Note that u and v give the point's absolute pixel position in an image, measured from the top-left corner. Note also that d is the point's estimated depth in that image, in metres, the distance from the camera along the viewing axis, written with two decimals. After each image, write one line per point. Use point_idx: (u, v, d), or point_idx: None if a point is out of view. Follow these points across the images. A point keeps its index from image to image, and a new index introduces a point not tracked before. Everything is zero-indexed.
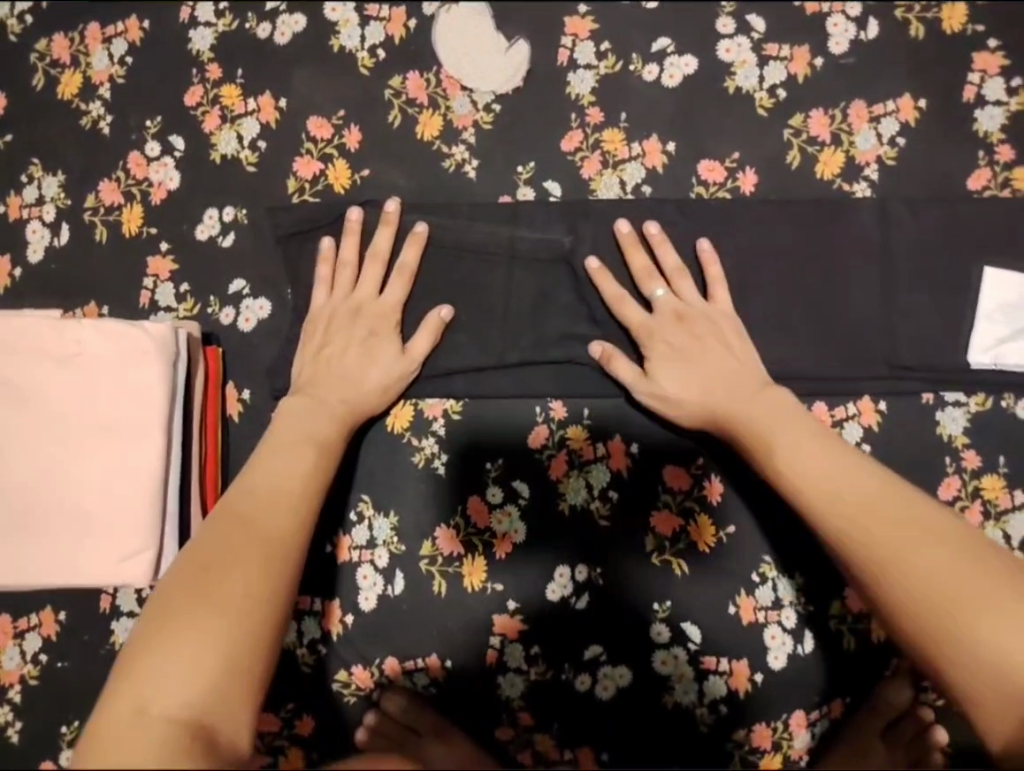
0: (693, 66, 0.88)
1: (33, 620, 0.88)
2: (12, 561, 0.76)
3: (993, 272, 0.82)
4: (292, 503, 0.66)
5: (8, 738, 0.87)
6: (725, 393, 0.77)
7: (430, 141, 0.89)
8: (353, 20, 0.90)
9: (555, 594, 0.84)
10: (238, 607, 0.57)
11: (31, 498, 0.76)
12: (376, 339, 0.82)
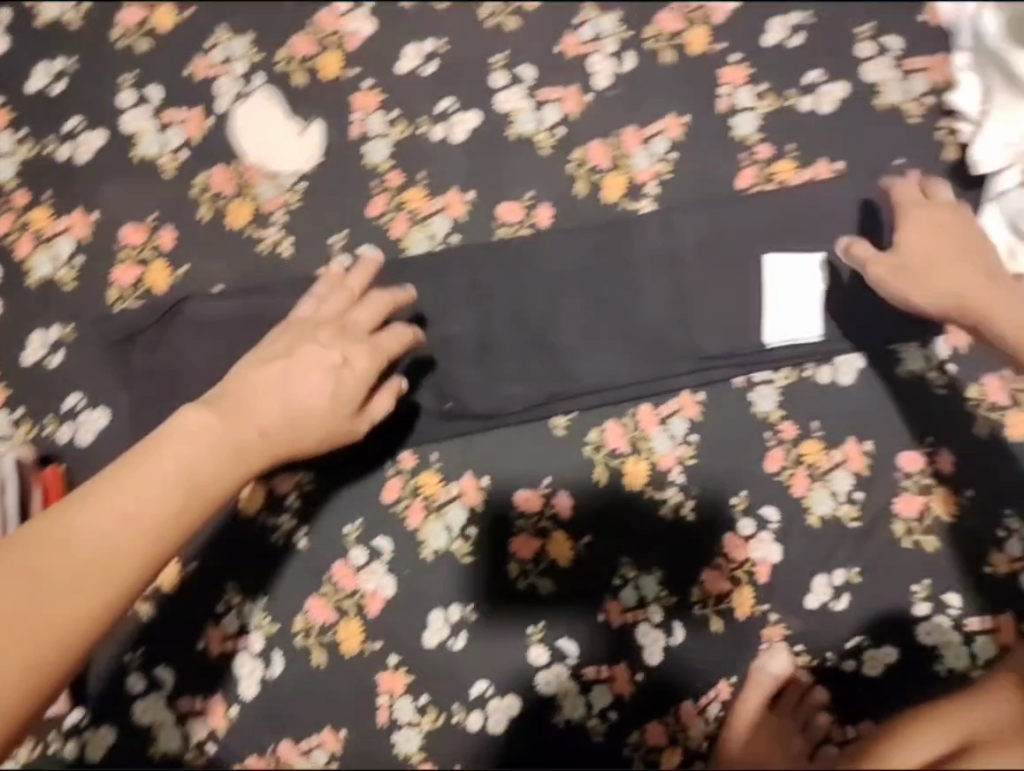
0: (476, 120, 0.95)
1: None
2: None
3: (772, 260, 0.90)
4: (161, 522, 0.67)
5: None
6: (918, 258, 0.81)
7: (242, 229, 0.93)
8: (151, 129, 0.94)
9: (433, 638, 0.87)
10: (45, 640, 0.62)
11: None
12: (347, 367, 0.78)
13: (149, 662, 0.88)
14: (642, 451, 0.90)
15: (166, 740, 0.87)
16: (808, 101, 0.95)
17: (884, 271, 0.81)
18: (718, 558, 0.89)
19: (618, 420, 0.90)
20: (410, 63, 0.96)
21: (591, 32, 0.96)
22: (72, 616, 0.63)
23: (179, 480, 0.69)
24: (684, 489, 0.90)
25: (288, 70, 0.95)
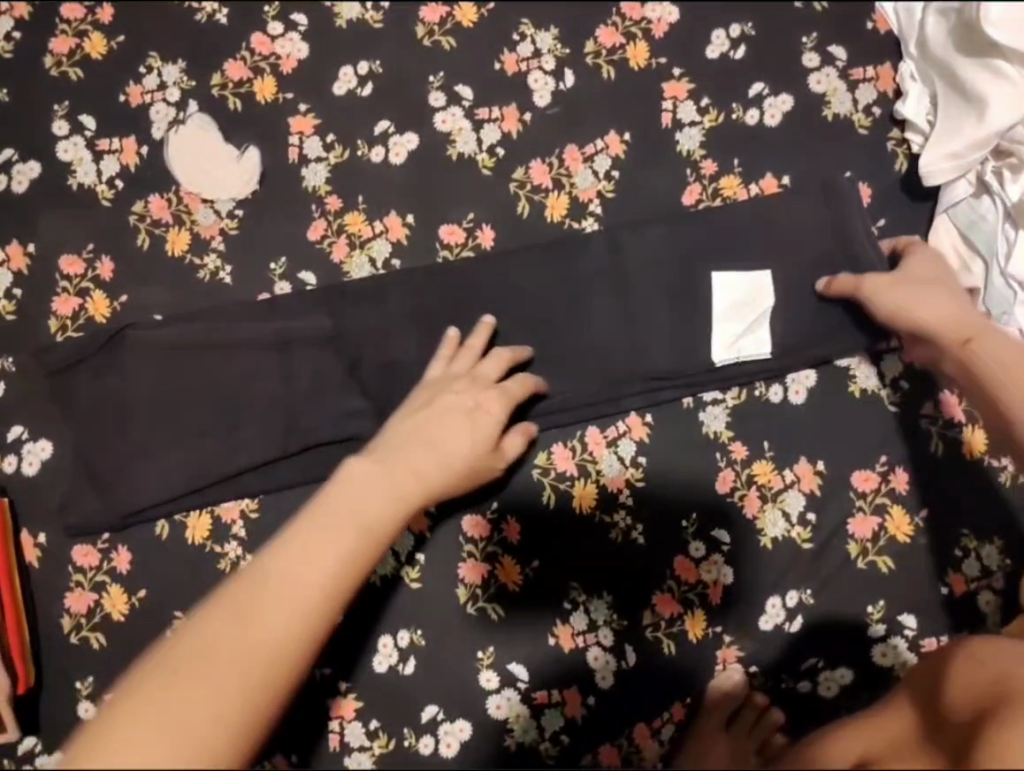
0: (415, 141, 0.94)
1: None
2: None
3: (720, 277, 0.89)
4: (303, 606, 0.55)
5: None
6: (918, 284, 0.84)
7: (181, 256, 0.92)
8: (86, 157, 0.94)
9: (382, 665, 0.87)
10: (238, 707, 0.51)
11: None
12: (484, 413, 0.78)
13: (97, 691, 0.84)
14: (590, 474, 0.89)
15: None
16: (751, 114, 0.94)
17: (884, 287, 0.84)
18: (669, 580, 0.88)
19: (565, 443, 0.90)
20: (347, 84, 0.95)
21: (530, 48, 0.95)
22: (242, 687, 0.51)
23: (338, 567, 0.57)
24: (634, 510, 0.89)
25: (223, 94, 0.95)
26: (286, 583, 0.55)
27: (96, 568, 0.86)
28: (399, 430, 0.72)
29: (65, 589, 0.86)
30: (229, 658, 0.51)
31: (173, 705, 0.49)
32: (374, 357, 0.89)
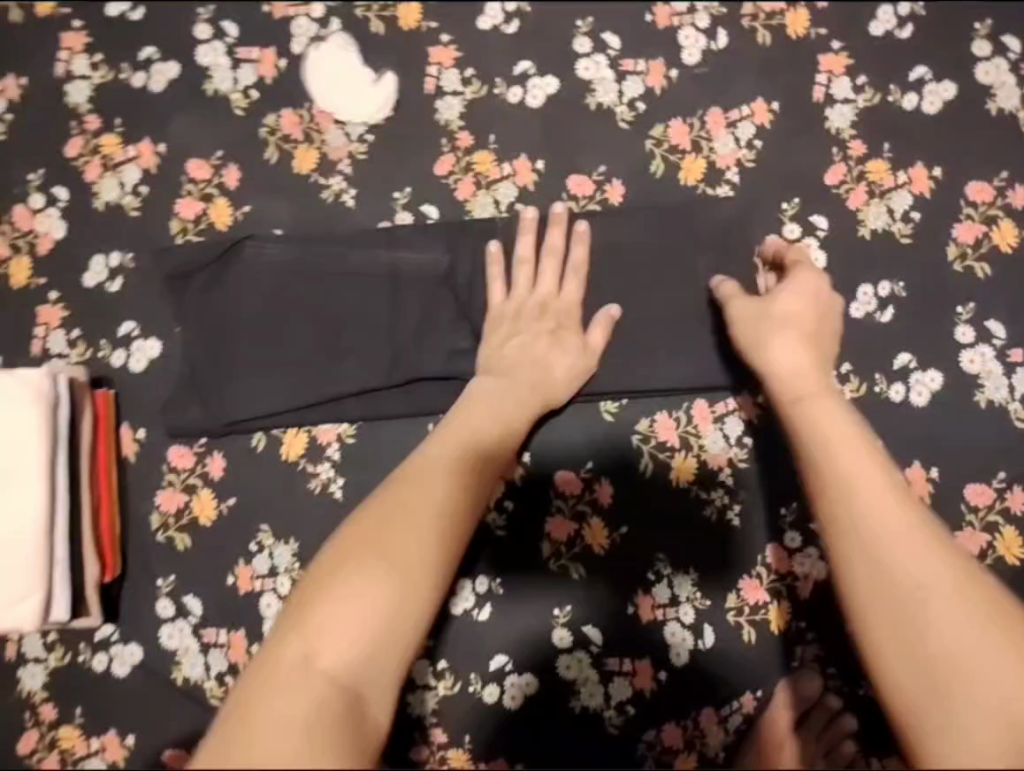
0: (555, 85, 0.91)
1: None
2: None
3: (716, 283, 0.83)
4: (481, 457, 0.71)
5: None
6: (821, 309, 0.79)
7: (307, 175, 0.91)
8: (225, 65, 0.93)
9: (458, 607, 0.86)
10: (390, 605, 0.56)
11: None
12: (548, 324, 0.83)
13: (179, 590, 0.84)
14: (692, 447, 0.86)
15: (187, 668, 0.84)
16: (909, 98, 0.90)
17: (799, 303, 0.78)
18: (759, 566, 0.85)
19: (670, 414, 0.87)
20: (492, 20, 0.92)
21: (685, 3, 0.91)
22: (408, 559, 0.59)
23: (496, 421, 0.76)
24: (732, 492, 0.86)
25: (367, 17, 0.93)
26: (461, 445, 0.71)
27: (190, 471, 0.86)
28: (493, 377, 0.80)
29: (159, 485, 0.86)
30: (367, 564, 0.58)
31: (374, 555, 0.58)
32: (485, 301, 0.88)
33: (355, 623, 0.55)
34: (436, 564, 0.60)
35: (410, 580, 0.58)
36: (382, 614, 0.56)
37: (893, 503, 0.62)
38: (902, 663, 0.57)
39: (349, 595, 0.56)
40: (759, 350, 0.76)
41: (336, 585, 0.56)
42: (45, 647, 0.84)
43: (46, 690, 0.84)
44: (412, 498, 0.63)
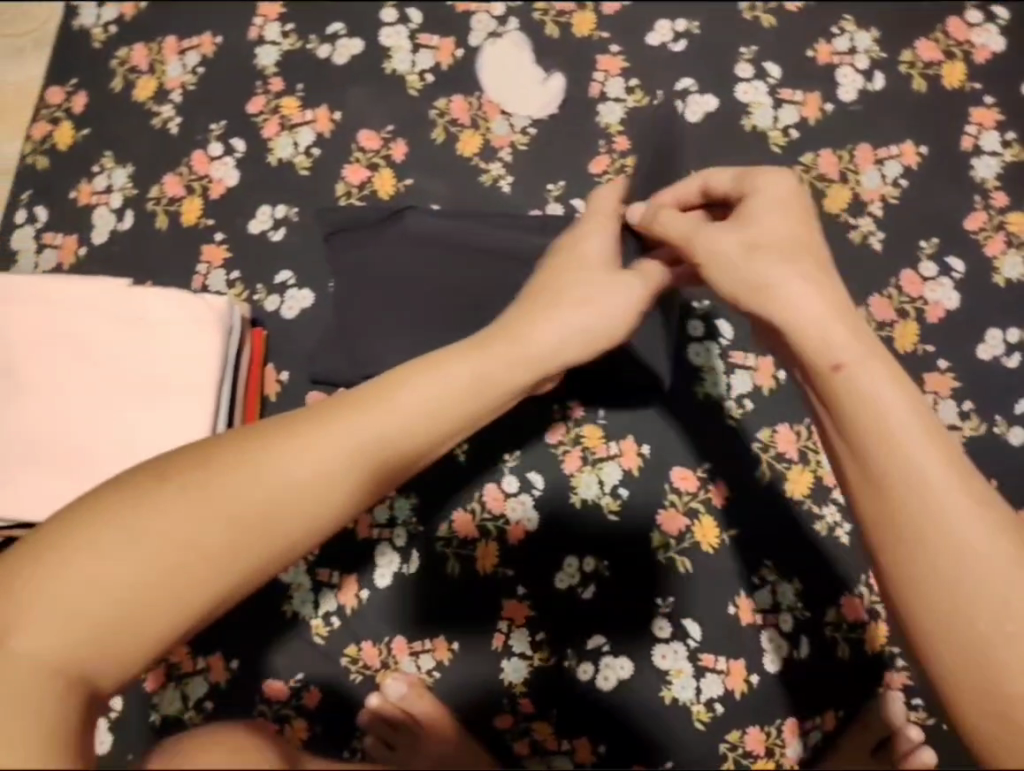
0: (714, 104, 0.96)
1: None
2: (50, 497, 0.76)
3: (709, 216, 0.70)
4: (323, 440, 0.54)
5: None
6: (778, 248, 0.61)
7: (469, 158, 0.97)
8: (405, 47, 0.99)
9: (563, 583, 0.89)
10: (139, 577, 0.48)
11: (68, 443, 0.78)
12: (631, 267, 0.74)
13: None
14: (809, 462, 0.89)
15: (298, 602, 0.90)
16: None
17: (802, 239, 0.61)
18: (862, 585, 0.87)
19: (791, 426, 0.90)
20: (663, 36, 0.97)
21: (848, 44, 0.96)
22: (155, 549, 0.49)
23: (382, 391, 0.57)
24: (843, 508, 0.88)
25: (543, 19, 0.98)
26: (323, 417, 0.56)
27: None
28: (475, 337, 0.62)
29: None
30: (99, 541, 0.49)
31: (122, 531, 0.49)
32: None
33: (67, 606, 0.47)
34: (211, 552, 0.50)
35: (147, 570, 0.48)
36: (109, 600, 0.48)
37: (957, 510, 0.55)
38: (953, 644, 0.55)
39: (119, 555, 0.48)
40: (755, 291, 0.60)
41: (72, 552, 0.49)
42: None
43: None
44: (220, 466, 0.52)
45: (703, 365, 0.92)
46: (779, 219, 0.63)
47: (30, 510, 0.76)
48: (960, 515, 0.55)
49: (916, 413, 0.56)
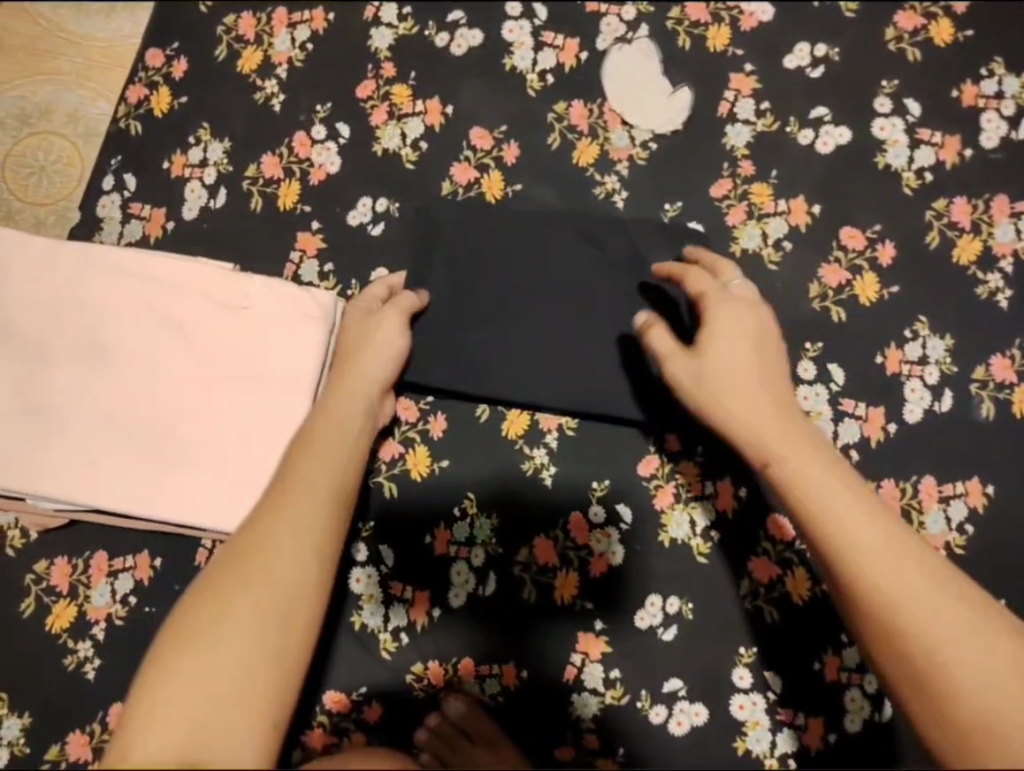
0: (847, 137, 0.92)
1: (83, 574, 0.83)
2: (131, 486, 0.71)
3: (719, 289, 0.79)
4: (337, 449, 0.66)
5: (63, 667, 0.81)
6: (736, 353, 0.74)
7: (585, 167, 0.92)
8: (528, 44, 0.95)
9: (643, 622, 0.85)
10: (248, 639, 0.53)
11: (156, 428, 0.73)
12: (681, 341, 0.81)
13: (374, 538, 0.87)
14: (912, 521, 0.84)
15: (367, 614, 0.86)
16: None
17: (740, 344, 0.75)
18: None
19: (896, 482, 0.85)
20: (800, 60, 0.93)
21: (994, 88, 0.91)
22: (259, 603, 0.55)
23: (360, 398, 0.71)
24: None
25: (676, 29, 0.95)
26: (327, 438, 0.66)
27: (413, 424, 0.89)
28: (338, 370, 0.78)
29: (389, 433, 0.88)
30: (210, 621, 0.53)
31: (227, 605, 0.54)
32: None
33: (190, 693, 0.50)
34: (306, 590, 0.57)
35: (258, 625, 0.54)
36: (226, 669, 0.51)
37: (866, 534, 0.63)
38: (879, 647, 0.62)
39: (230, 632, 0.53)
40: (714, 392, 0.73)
41: (185, 647, 0.52)
42: None
43: None
44: (282, 509, 0.60)
45: (811, 411, 0.87)
46: (746, 351, 0.74)
47: (115, 497, 0.71)
48: (877, 553, 0.62)
49: (827, 468, 0.67)
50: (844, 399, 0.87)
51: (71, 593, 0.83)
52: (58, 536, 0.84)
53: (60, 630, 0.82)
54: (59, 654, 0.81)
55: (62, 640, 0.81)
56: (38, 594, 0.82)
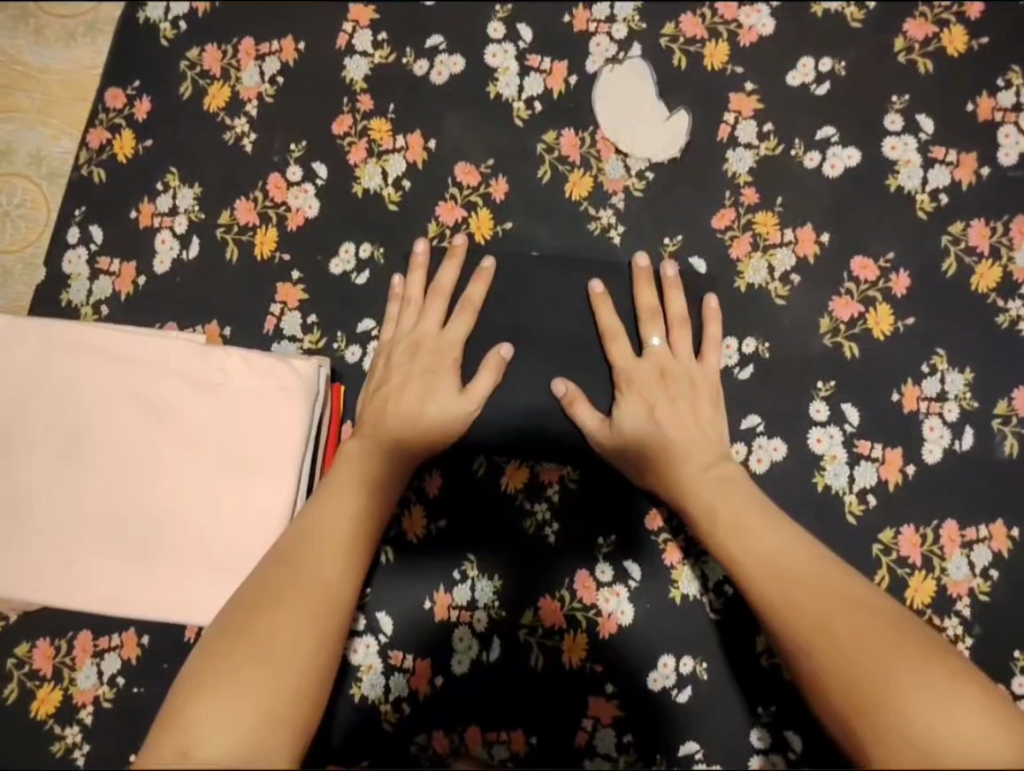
0: (856, 158, 0.86)
1: (67, 655, 0.80)
2: (114, 581, 0.68)
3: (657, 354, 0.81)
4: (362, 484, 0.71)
5: (52, 754, 0.78)
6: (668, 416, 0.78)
7: (578, 201, 0.87)
8: (513, 69, 0.89)
9: (655, 683, 0.81)
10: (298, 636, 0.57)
11: (133, 518, 0.69)
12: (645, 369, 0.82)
13: (371, 605, 0.83)
14: (934, 568, 0.81)
15: (366, 685, 0.82)
16: None
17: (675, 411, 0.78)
18: None
19: (916, 528, 0.81)
20: (803, 77, 0.87)
21: (1012, 100, 0.86)
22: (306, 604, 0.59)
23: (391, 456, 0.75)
24: (968, 623, 0.80)
25: (671, 47, 0.89)
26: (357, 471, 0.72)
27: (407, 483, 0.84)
28: (381, 391, 0.79)
29: None
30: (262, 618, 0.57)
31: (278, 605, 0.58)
32: (749, 388, 0.84)
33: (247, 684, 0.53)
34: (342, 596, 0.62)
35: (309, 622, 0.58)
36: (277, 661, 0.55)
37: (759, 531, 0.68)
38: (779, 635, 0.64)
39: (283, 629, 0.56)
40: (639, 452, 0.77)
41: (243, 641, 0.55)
42: None
43: None
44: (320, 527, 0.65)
45: (825, 454, 0.83)
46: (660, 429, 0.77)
47: (94, 595, 0.68)
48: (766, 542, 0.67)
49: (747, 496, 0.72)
50: (860, 441, 0.83)
51: (55, 677, 0.79)
52: (41, 618, 0.81)
53: (46, 715, 0.79)
54: (46, 740, 0.78)
55: (48, 726, 0.78)
56: (20, 679, 0.79)
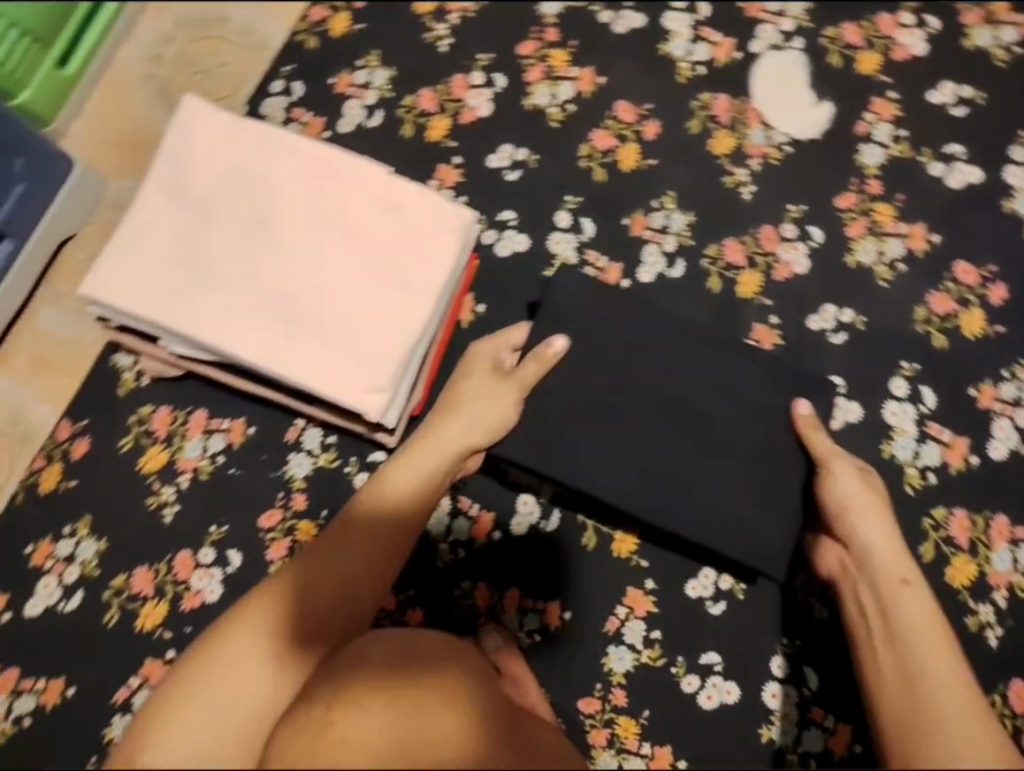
0: (978, 176, 0.94)
1: (181, 425, 0.87)
2: (259, 344, 0.75)
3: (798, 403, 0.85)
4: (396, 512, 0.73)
5: (144, 505, 0.84)
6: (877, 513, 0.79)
7: (718, 156, 0.96)
8: (686, 36, 1.01)
9: (693, 591, 0.86)
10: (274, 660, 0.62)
11: (291, 297, 0.77)
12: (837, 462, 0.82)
13: None
14: (978, 555, 0.85)
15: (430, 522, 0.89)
16: None
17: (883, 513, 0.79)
18: (999, 694, 0.81)
19: (968, 513, 0.86)
20: (944, 98, 0.97)
21: None
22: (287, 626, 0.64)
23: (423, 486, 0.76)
24: (1000, 614, 0.83)
25: (829, 47, 0.99)
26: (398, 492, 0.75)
27: None
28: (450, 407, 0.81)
29: None
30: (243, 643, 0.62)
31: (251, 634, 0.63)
32: (838, 353, 0.90)
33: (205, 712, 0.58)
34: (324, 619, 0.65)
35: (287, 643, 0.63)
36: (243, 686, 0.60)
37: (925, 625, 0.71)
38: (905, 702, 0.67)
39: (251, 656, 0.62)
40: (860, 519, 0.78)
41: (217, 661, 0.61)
42: (320, 443, 0.86)
43: (306, 482, 0.84)
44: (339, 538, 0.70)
45: (896, 425, 0.88)
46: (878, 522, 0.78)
47: (240, 350, 0.75)
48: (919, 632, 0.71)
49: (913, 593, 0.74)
50: (932, 423, 0.88)
51: (167, 440, 0.86)
52: (168, 387, 0.88)
53: (150, 471, 0.85)
54: (143, 492, 0.85)
55: (150, 481, 0.85)
56: (138, 434, 0.87)
